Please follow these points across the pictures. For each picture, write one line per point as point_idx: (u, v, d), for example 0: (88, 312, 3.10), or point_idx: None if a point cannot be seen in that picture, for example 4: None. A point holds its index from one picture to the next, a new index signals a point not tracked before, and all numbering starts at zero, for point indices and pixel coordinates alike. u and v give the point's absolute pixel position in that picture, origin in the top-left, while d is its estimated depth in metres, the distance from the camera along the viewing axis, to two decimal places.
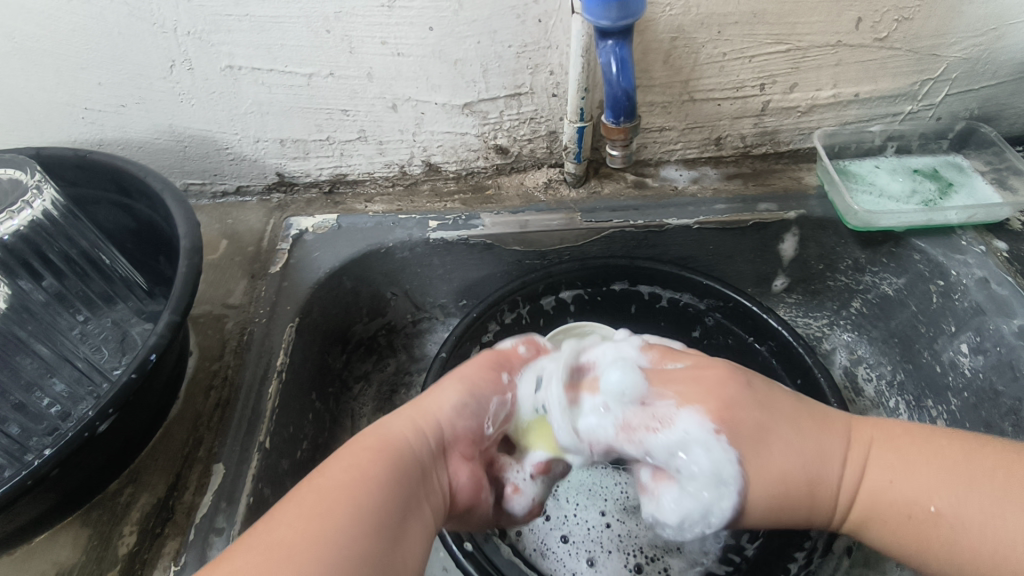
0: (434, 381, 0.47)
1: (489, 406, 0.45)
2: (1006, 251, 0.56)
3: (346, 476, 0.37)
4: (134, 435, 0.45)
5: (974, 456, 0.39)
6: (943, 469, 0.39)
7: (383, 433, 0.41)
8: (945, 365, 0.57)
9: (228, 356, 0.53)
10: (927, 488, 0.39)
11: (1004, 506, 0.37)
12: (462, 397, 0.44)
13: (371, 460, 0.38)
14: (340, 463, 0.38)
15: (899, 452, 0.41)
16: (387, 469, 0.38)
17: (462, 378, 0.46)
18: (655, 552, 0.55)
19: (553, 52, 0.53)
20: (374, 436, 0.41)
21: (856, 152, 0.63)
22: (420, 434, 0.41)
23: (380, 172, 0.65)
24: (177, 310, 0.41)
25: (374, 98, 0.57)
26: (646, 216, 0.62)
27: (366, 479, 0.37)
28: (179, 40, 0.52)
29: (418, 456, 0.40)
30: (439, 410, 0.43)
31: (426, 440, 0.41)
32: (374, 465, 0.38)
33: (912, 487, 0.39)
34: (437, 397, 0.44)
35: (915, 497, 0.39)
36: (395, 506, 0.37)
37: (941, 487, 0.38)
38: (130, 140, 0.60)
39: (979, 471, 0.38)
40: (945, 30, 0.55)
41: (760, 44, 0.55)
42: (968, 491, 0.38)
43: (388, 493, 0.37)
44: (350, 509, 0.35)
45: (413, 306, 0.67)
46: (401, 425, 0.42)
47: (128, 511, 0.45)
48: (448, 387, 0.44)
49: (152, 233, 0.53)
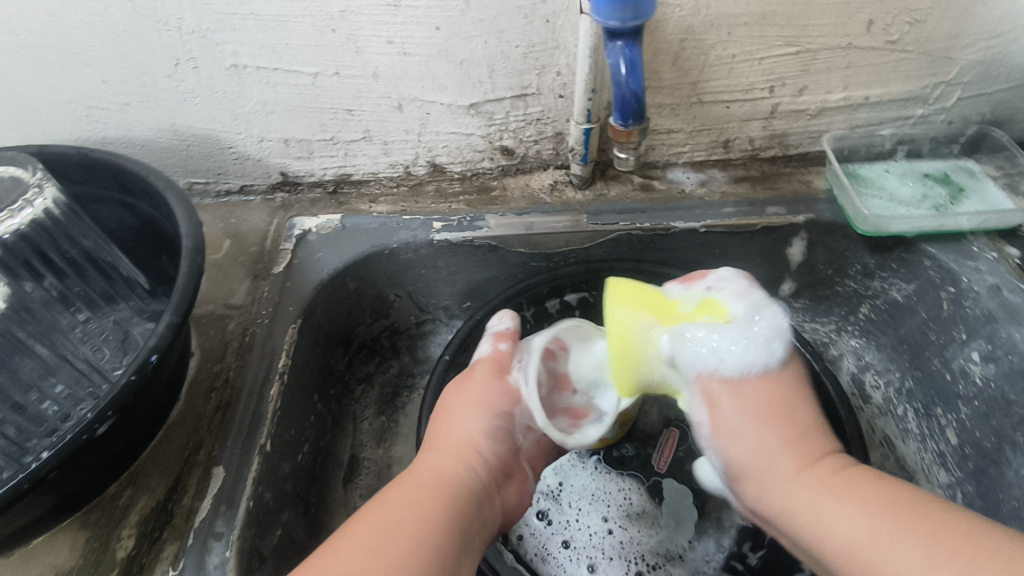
0: (452, 400, 0.49)
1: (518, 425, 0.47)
2: (1018, 258, 0.55)
3: (411, 506, 0.40)
4: (134, 436, 0.44)
5: (931, 514, 0.37)
6: (875, 512, 0.38)
7: (434, 473, 0.43)
8: (955, 373, 0.57)
9: (229, 357, 0.53)
10: (854, 512, 0.38)
11: (904, 543, 0.36)
12: (489, 421, 0.47)
13: (427, 491, 0.41)
14: (393, 501, 0.40)
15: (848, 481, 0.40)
16: (445, 505, 0.41)
17: (468, 409, 0.47)
18: (656, 560, 0.54)
19: (560, 53, 0.53)
20: (423, 471, 0.44)
21: (866, 156, 0.62)
22: (467, 466, 0.44)
23: (385, 172, 0.64)
24: (177, 310, 0.41)
25: (379, 98, 0.57)
26: (653, 219, 0.61)
27: (426, 521, 0.39)
28: (182, 38, 0.51)
29: (468, 479, 0.44)
30: (466, 435, 0.46)
31: (469, 467, 0.44)
32: (429, 505, 0.40)
33: (843, 510, 0.38)
34: (461, 428, 0.46)
35: (827, 512, 0.39)
36: (453, 547, 0.39)
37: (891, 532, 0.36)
38: (134, 138, 0.60)
39: (911, 518, 0.37)
40: (959, 33, 0.54)
41: (770, 46, 0.54)
42: (890, 529, 0.36)
43: (445, 533, 0.39)
44: (425, 533, 0.38)
45: (416, 307, 0.67)
46: (440, 458, 0.45)
47: (127, 514, 0.45)
48: (465, 414, 0.47)
49: (154, 232, 0.52)
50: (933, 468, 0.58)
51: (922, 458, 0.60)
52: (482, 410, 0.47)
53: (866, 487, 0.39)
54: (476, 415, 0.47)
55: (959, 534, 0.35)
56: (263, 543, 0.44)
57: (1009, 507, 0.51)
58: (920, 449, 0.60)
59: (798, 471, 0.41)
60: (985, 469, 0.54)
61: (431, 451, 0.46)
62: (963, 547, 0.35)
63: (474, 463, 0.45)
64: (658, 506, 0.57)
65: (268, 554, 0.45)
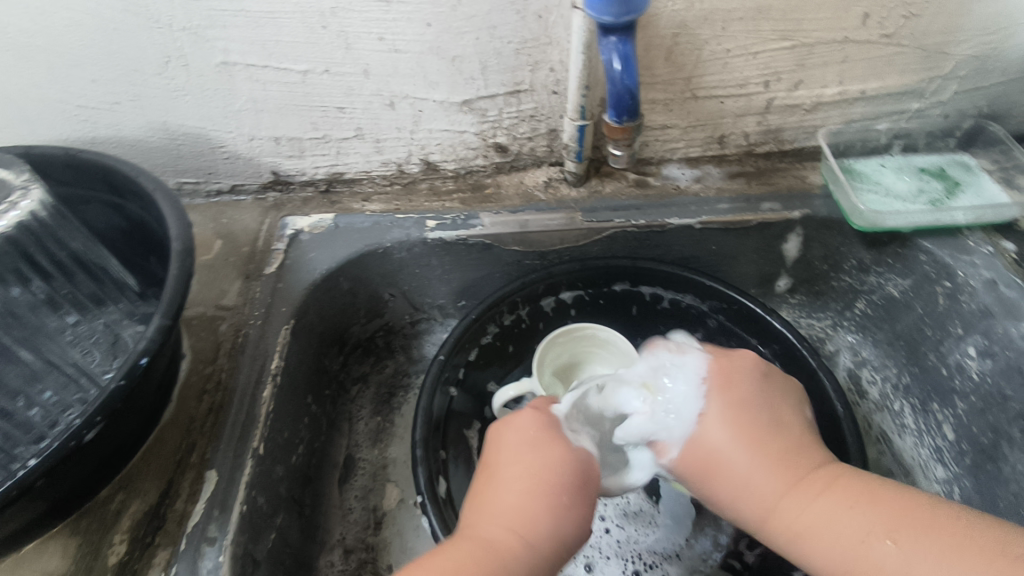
0: (552, 479, 0.41)
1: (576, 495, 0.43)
2: (1014, 252, 0.55)
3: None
4: (124, 441, 0.44)
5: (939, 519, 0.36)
6: (872, 515, 0.37)
7: (475, 555, 0.38)
8: (951, 369, 0.57)
9: (221, 359, 0.52)
10: (858, 522, 0.37)
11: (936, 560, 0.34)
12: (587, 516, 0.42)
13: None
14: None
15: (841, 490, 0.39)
16: None
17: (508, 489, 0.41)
18: (653, 559, 0.54)
19: (553, 49, 0.52)
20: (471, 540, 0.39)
21: (861, 150, 0.62)
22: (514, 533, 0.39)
23: (378, 171, 0.64)
24: (167, 313, 0.40)
25: (371, 95, 0.56)
26: (648, 215, 0.61)
27: None
28: (173, 35, 0.51)
29: (526, 557, 0.38)
30: (539, 470, 0.41)
31: (526, 540, 0.39)
32: None
33: (849, 525, 0.37)
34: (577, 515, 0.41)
35: (828, 521, 0.38)
36: None
37: (865, 521, 0.37)
38: (122, 138, 0.59)
39: (910, 519, 0.36)
40: (954, 26, 0.54)
41: (765, 40, 0.53)
42: (891, 530, 0.36)
43: None
44: None
45: (411, 306, 0.66)
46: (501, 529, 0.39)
47: (118, 519, 0.44)
48: (535, 484, 0.41)
49: (143, 233, 0.52)
50: (930, 464, 0.58)
51: (920, 453, 0.59)
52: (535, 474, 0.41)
53: (869, 496, 0.39)
54: (559, 482, 0.41)
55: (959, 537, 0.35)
56: (257, 547, 0.44)
57: (1007, 503, 0.51)
58: (917, 445, 0.60)
59: (795, 493, 0.40)
60: (982, 465, 0.54)
61: (494, 507, 0.41)
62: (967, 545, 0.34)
63: (528, 543, 0.39)
64: (655, 504, 0.57)
65: (262, 558, 0.44)
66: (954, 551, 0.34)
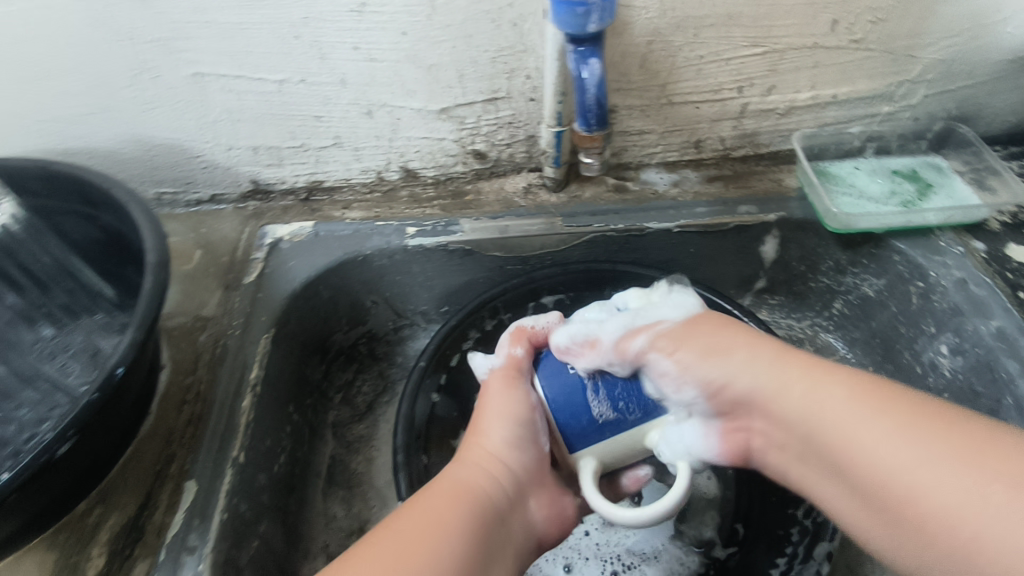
0: None
1: (540, 425, 0.41)
2: (984, 251, 0.57)
3: None
4: (102, 455, 0.44)
5: (870, 395, 0.34)
6: (862, 410, 0.33)
7: None
8: (925, 366, 0.58)
9: (201, 369, 0.53)
10: (865, 423, 0.33)
11: (925, 452, 0.31)
12: None
13: (508, 376, 0.43)
14: None
15: (856, 395, 0.34)
16: None
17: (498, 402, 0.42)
18: (632, 559, 0.55)
19: (528, 56, 0.53)
20: None
21: (836, 154, 0.63)
22: (496, 478, 0.40)
23: (358, 178, 0.64)
24: (141, 326, 0.40)
25: (348, 104, 0.56)
26: (626, 220, 0.61)
27: None
28: (144, 47, 0.51)
29: None
30: None
31: None
32: None
33: (904, 461, 0.31)
34: None
35: (847, 432, 0.33)
36: None
37: (883, 417, 0.33)
38: (96, 149, 0.59)
39: (915, 417, 0.32)
40: (921, 31, 0.55)
41: (736, 47, 0.54)
42: (885, 420, 0.33)
43: None
44: None
45: (393, 313, 0.66)
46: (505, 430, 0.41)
47: (96, 532, 0.44)
48: None
49: (119, 245, 0.51)
50: None
51: None
52: (513, 385, 0.43)
53: (885, 394, 0.34)
54: None
55: (937, 417, 0.32)
56: (239, 556, 0.44)
57: None
58: None
59: (792, 398, 0.36)
60: None
61: None
62: (948, 434, 0.31)
63: None
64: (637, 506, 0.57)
65: (245, 567, 0.45)
66: (936, 430, 0.31)
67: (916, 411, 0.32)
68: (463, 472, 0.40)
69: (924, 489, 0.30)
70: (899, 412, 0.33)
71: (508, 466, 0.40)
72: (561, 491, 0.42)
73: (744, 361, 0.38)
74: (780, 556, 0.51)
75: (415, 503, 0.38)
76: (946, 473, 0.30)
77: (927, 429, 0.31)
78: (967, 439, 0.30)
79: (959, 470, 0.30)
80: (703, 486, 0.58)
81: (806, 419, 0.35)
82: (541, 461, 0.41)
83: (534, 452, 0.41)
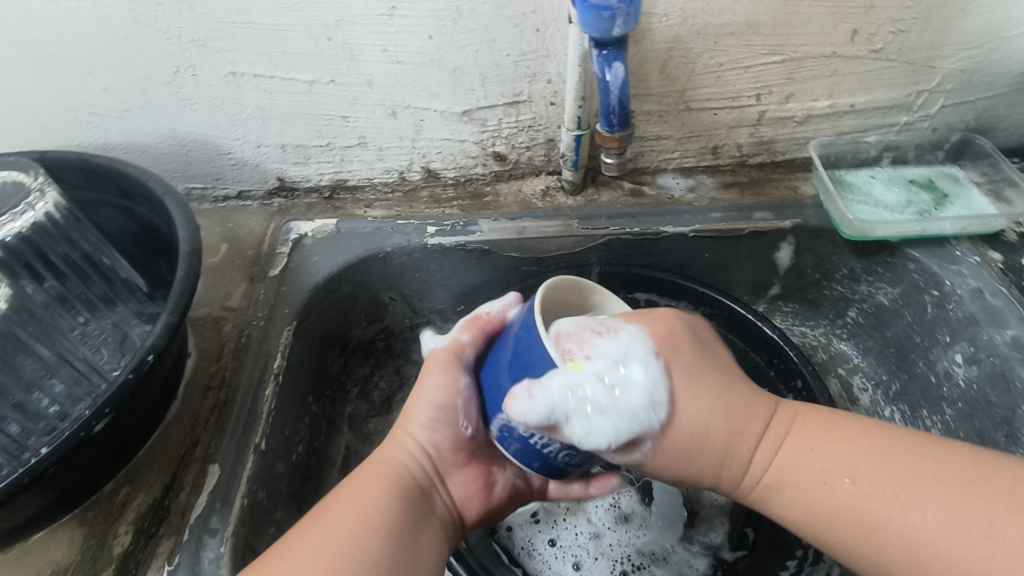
0: None
1: (464, 408, 0.43)
2: (1000, 262, 0.57)
3: None
4: (131, 436, 0.45)
5: (892, 437, 0.38)
6: (859, 450, 0.38)
7: None
8: (939, 376, 0.58)
9: (226, 358, 0.54)
10: (831, 461, 0.38)
11: (946, 498, 0.35)
12: None
13: (438, 358, 0.45)
14: None
15: (814, 426, 0.40)
16: None
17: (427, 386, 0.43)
18: (642, 560, 0.55)
19: (551, 61, 0.54)
20: None
21: (852, 162, 0.64)
22: (416, 456, 0.43)
23: (380, 178, 0.65)
24: (174, 312, 0.42)
25: (373, 105, 0.58)
26: (642, 223, 0.62)
27: None
28: (182, 47, 0.53)
29: None
30: None
31: None
32: None
33: (923, 517, 0.35)
34: None
35: (845, 492, 0.37)
36: None
37: (861, 468, 0.37)
38: (133, 143, 0.61)
39: (910, 467, 0.36)
40: (940, 42, 0.55)
41: (755, 55, 0.55)
42: (904, 488, 0.36)
43: None
44: None
45: (411, 310, 0.67)
46: (424, 408, 0.44)
47: (123, 510, 0.46)
48: None
49: (154, 237, 0.54)
50: None
51: None
52: (447, 370, 0.44)
53: (841, 431, 0.39)
54: None
55: (929, 454, 0.37)
56: (257, 540, 0.45)
57: None
58: None
59: (805, 468, 0.38)
60: None
61: None
62: (956, 473, 0.35)
63: None
64: (647, 508, 0.58)
65: (262, 552, 0.46)
66: (943, 471, 0.36)
67: (912, 452, 0.37)
68: (384, 453, 0.43)
69: (915, 521, 0.35)
70: (904, 472, 0.36)
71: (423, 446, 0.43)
72: (488, 471, 0.45)
73: (710, 398, 0.39)
74: (790, 560, 0.51)
75: (345, 484, 0.41)
76: (957, 516, 0.34)
77: (900, 462, 0.37)
78: (994, 489, 0.34)
79: (949, 500, 0.34)
80: (710, 490, 0.59)
81: (791, 466, 0.39)
82: (466, 440, 0.44)
83: (454, 431, 0.43)
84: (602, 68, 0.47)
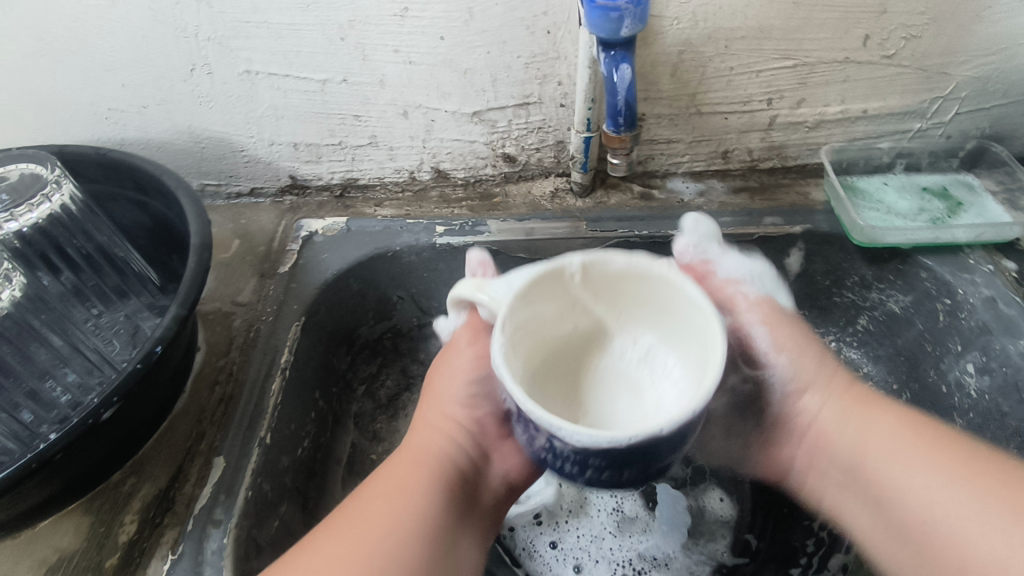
0: None
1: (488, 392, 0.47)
2: (1014, 271, 0.56)
3: None
4: (138, 427, 0.46)
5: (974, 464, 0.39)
6: (940, 474, 0.39)
7: None
8: (950, 386, 0.57)
9: (234, 352, 0.55)
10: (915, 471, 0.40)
11: (974, 503, 0.37)
12: None
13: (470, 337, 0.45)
14: None
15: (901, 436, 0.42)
16: None
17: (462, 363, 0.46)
18: (643, 565, 0.54)
19: (561, 63, 0.55)
20: None
21: (865, 168, 0.63)
22: (454, 442, 0.46)
23: (390, 177, 0.66)
24: (183, 304, 0.43)
25: (385, 105, 0.59)
26: (651, 227, 0.61)
27: None
28: (199, 45, 0.54)
29: None
30: None
31: None
32: None
33: (960, 516, 0.37)
34: None
35: (890, 482, 0.41)
36: None
37: (938, 481, 0.39)
38: (149, 140, 0.62)
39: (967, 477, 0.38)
40: (954, 49, 0.55)
41: (767, 59, 0.55)
42: (953, 482, 0.38)
43: None
44: None
45: (419, 309, 0.66)
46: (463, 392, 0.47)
47: (130, 500, 0.47)
48: None
49: (166, 230, 0.54)
50: None
51: None
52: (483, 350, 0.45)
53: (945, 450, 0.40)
54: None
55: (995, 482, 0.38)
56: (260, 533, 0.46)
57: None
58: None
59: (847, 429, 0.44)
60: None
61: None
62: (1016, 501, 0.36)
63: None
64: (650, 512, 0.57)
65: (265, 544, 0.46)
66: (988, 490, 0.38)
67: (970, 466, 0.39)
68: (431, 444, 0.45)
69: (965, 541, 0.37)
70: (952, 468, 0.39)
71: (448, 426, 0.46)
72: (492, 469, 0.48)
73: (887, 426, 0.43)
74: (794, 569, 0.53)
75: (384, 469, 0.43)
76: (994, 527, 0.36)
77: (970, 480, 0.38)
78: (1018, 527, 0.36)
79: (996, 522, 0.36)
80: (715, 506, 0.58)
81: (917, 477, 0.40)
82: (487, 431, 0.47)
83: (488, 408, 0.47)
84: (609, 68, 0.46)
